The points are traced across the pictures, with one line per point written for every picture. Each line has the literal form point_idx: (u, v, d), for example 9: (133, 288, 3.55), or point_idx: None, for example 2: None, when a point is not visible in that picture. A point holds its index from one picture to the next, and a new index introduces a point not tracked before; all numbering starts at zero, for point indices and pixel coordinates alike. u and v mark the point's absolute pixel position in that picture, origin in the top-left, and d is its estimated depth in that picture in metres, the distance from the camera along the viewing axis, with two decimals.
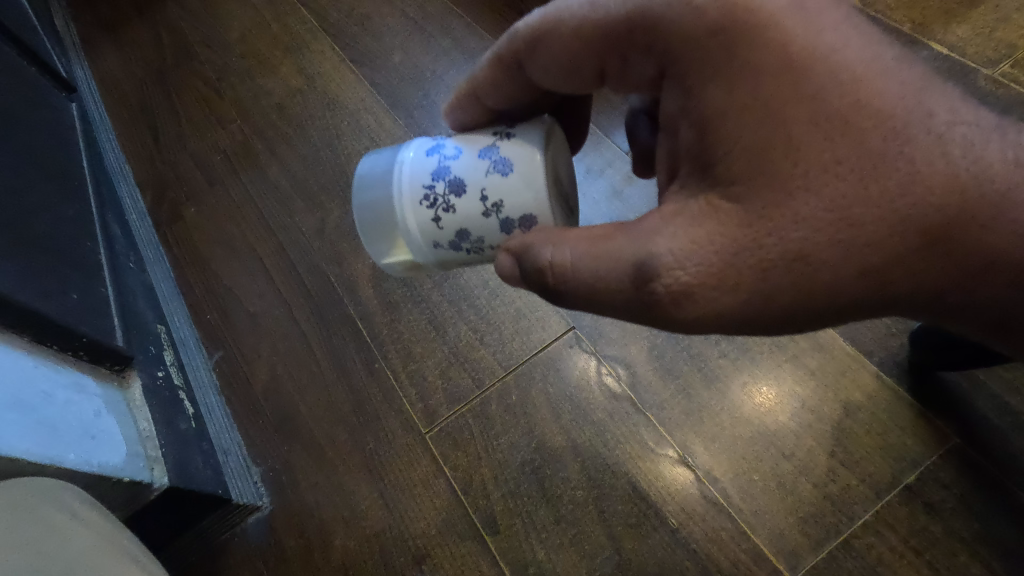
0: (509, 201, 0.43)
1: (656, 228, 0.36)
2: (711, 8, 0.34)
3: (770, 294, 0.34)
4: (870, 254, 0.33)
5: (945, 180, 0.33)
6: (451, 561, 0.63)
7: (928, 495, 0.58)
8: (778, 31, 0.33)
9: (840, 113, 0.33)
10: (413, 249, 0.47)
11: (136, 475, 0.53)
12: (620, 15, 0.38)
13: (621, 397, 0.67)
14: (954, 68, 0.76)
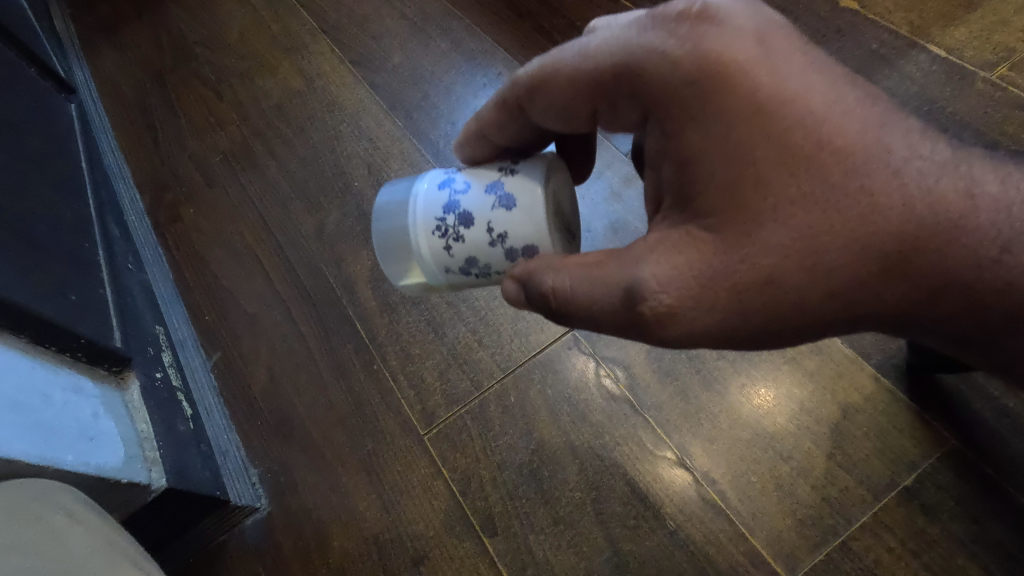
0: (514, 233, 0.46)
1: (640, 254, 0.39)
2: (686, 60, 0.37)
3: (744, 314, 0.38)
4: (834, 278, 0.37)
5: (902, 210, 0.36)
6: (450, 563, 0.63)
7: (926, 497, 0.58)
8: (747, 78, 0.36)
9: (804, 150, 0.36)
10: (426, 275, 0.49)
11: (134, 477, 0.52)
12: (609, 67, 0.40)
13: (621, 400, 0.67)
14: (951, 71, 0.76)
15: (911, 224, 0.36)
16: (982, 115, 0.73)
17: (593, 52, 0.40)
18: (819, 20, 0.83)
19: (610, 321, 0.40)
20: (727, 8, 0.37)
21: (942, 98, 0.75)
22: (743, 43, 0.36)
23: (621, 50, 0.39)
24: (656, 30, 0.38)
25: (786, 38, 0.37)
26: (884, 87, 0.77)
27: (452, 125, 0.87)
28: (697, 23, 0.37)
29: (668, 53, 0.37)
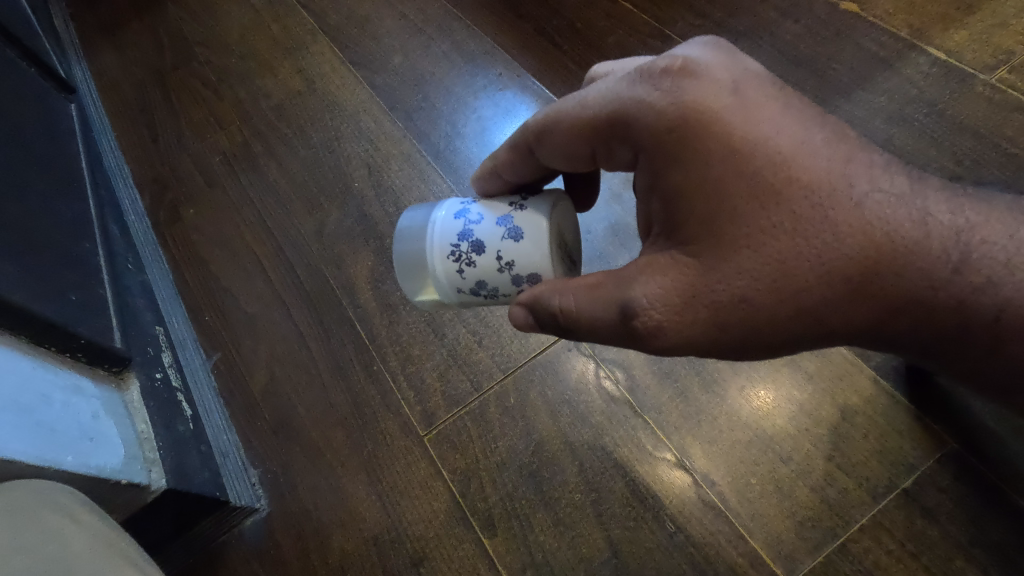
0: (521, 262, 0.51)
1: (630, 275, 0.43)
2: (670, 109, 0.41)
3: (723, 327, 0.41)
4: (804, 298, 0.40)
5: (861, 236, 0.39)
6: (449, 564, 0.63)
7: (925, 500, 0.59)
8: (721, 124, 0.40)
9: (775, 185, 0.39)
10: (438, 293, 0.54)
11: (134, 477, 0.53)
12: (605, 115, 0.44)
13: (621, 402, 0.67)
14: (951, 74, 0.76)
15: (872, 249, 0.39)
16: (981, 118, 0.73)
17: (590, 102, 0.45)
18: (818, 23, 0.84)
19: (609, 335, 0.44)
20: (706, 62, 0.42)
21: (942, 100, 0.75)
22: (719, 93, 0.40)
23: (614, 100, 0.43)
24: (643, 83, 0.43)
25: (759, 87, 0.41)
26: (883, 89, 0.78)
27: (452, 126, 0.87)
28: (678, 76, 0.41)
29: (654, 103, 0.42)
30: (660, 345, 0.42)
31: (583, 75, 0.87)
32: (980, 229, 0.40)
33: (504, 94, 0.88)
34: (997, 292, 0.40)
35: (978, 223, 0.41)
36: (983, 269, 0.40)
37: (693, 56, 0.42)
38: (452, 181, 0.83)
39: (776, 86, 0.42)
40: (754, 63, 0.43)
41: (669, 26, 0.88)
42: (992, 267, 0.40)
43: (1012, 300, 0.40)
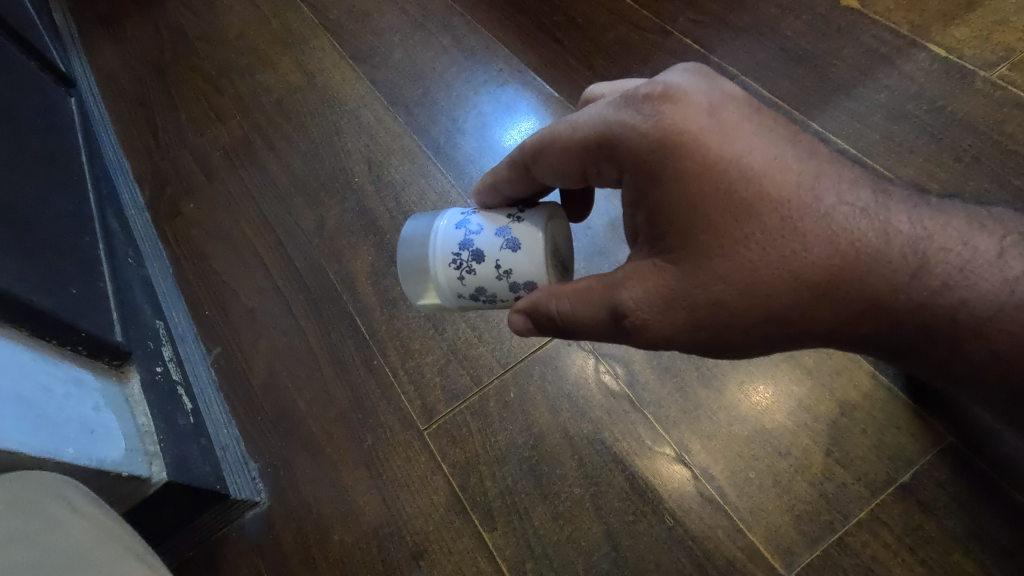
0: (519, 271, 0.52)
1: (617, 279, 0.44)
2: (652, 132, 0.42)
3: (700, 325, 0.43)
4: (774, 303, 0.41)
5: (826, 247, 0.40)
6: (449, 558, 0.63)
7: (923, 494, 0.59)
8: (698, 145, 0.41)
9: (747, 200, 0.40)
10: (441, 298, 0.55)
11: (136, 470, 0.53)
12: (593, 138, 0.45)
13: (620, 396, 0.67)
14: (952, 71, 0.76)
15: (838, 262, 0.40)
16: (981, 115, 0.74)
17: (579, 125, 0.45)
18: (819, 19, 0.84)
19: (602, 332, 0.46)
20: (685, 87, 0.43)
21: (942, 96, 0.75)
22: (697, 116, 0.41)
23: (601, 123, 0.44)
24: (627, 107, 0.43)
25: (734, 107, 0.42)
26: (883, 86, 0.78)
27: (452, 121, 0.87)
28: (659, 102, 0.42)
29: (637, 127, 0.42)
30: (646, 340, 0.44)
31: (583, 71, 0.87)
32: (936, 237, 0.40)
33: (505, 90, 0.88)
34: (954, 296, 0.39)
35: (935, 231, 0.40)
36: (938, 273, 0.40)
37: (673, 81, 0.43)
38: (452, 176, 0.83)
39: (752, 108, 0.43)
40: (731, 85, 0.44)
41: (670, 23, 0.88)
42: (947, 273, 0.40)
43: (968, 303, 0.39)
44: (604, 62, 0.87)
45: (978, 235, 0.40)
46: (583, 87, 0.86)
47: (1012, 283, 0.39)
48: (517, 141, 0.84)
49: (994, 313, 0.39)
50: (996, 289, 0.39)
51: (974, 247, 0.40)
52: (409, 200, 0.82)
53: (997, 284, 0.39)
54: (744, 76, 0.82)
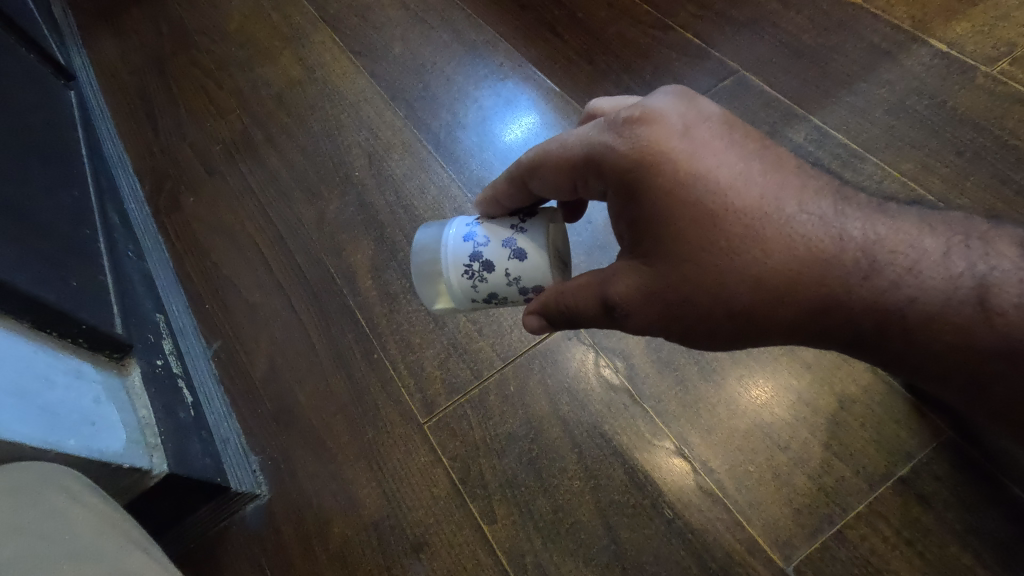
0: (528, 278, 0.53)
1: (606, 274, 0.46)
2: (628, 151, 0.43)
3: (673, 317, 0.45)
4: (736, 302, 0.43)
5: (784, 253, 0.41)
6: (448, 550, 0.63)
7: (921, 487, 0.59)
8: (668, 162, 0.42)
9: (714, 212, 0.42)
10: (455, 304, 0.56)
11: (136, 462, 0.53)
12: (580, 157, 0.46)
13: (620, 390, 0.67)
14: (952, 66, 0.76)
15: (800, 269, 0.41)
16: (982, 110, 0.74)
17: (566, 145, 0.47)
18: (820, 14, 0.84)
19: (596, 320, 0.48)
20: (662, 108, 0.44)
21: (943, 91, 0.75)
22: (672, 137, 0.43)
23: (585, 144, 0.45)
24: (608, 129, 0.45)
25: (708, 127, 0.43)
26: (884, 81, 0.78)
27: (453, 116, 0.87)
28: (637, 123, 0.43)
29: (617, 147, 0.44)
30: (633, 327, 0.47)
31: (584, 66, 0.87)
32: (887, 241, 0.41)
33: (505, 85, 0.88)
34: (903, 294, 0.40)
35: (886, 235, 0.41)
36: (888, 275, 0.41)
37: (651, 103, 0.44)
38: (453, 171, 0.83)
39: (724, 123, 0.44)
40: (710, 104, 0.44)
41: (670, 17, 0.88)
42: (895, 273, 0.41)
43: (916, 300, 0.40)
44: (605, 57, 0.87)
45: (926, 236, 0.41)
46: (583, 81, 0.86)
47: (957, 280, 0.40)
48: (518, 136, 0.84)
49: (941, 307, 0.40)
50: (940, 286, 0.40)
51: (922, 249, 0.41)
52: (410, 194, 0.82)
53: (939, 282, 0.40)
54: (745, 71, 0.82)
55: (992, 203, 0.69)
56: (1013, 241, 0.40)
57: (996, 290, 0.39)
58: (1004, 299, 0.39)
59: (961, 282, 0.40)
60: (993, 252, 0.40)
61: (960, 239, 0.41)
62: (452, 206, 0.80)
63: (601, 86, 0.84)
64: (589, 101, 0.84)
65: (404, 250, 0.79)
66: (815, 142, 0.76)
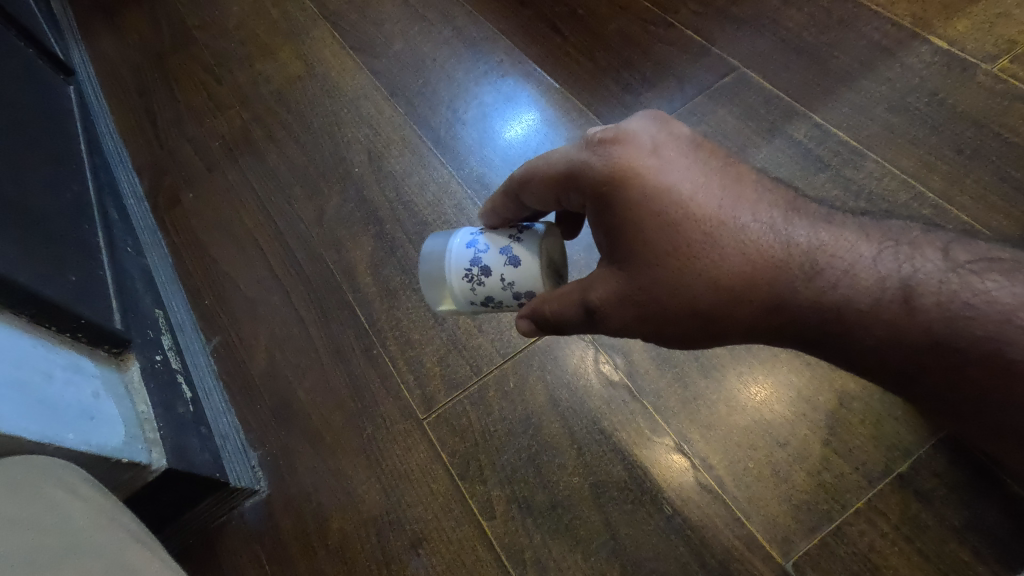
0: (522, 284, 0.52)
1: (586, 281, 0.46)
2: (601, 165, 0.44)
3: (645, 319, 0.45)
4: (699, 301, 0.43)
5: (738, 259, 0.42)
6: (447, 546, 0.63)
7: (919, 484, 0.59)
8: (636, 176, 0.43)
9: (676, 220, 0.42)
10: (456, 307, 0.56)
11: (135, 456, 0.53)
12: (560, 172, 0.46)
13: (620, 387, 0.67)
14: (953, 63, 0.76)
15: (750, 272, 0.42)
16: (982, 107, 0.73)
17: (549, 161, 0.47)
18: (821, 11, 0.84)
19: (577, 328, 0.48)
20: (635, 129, 0.45)
21: (943, 88, 0.75)
22: (641, 156, 0.44)
23: (564, 161, 0.46)
24: (585, 148, 0.45)
25: (676, 146, 0.44)
26: (885, 78, 0.78)
27: (452, 112, 0.87)
28: (610, 143, 0.44)
29: (591, 164, 0.45)
30: (612, 330, 0.47)
31: (585, 62, 0.87)
32: (827, 247, 0.42)
33: (505, 82, 0.88)
34: (840, 294, 0.42)
35: (828, 241, 0.42)
36: (828, 276, 0.42)
37: (624, 125, 0.45)
38: (453, 167, 0.83)
39: (692, 142, 0.45)
40: (681, 126, 0.46)
41: (671, 14, 0.88)
42: (835, 275, 0.42)
43: (850, 299, 0.41)
44: (605, 54, 0.87)
45: (862, 242, 0.42)
46: (583, 78, 0.85)
47: (884, 280, 0.41)
48: (518, 133, 0.84)
49: (872, 307, 0.41)
50: (870, 286, 0.41)
51: (858, 253, 0.42)
52: (409, 190, 0.82)
53: (870, 282, 0.41)
54: (745, 68, 0.82)
55: (991, 200, 0.69)
56: (936, 245, 0.42)
57: (920, 291, 0.40)
58: (927, 298, 0.40)
59: (888, 282, 0.41)
60: (917, 256, 0.41)
61: (891, 245, 0.42)
62: (452, 202, 0.80)
63: (601, 83, 0.84)
64: (589, 98, 0.84)
65: (404, 247, 0.78)
66: (815, 139, 0.76)
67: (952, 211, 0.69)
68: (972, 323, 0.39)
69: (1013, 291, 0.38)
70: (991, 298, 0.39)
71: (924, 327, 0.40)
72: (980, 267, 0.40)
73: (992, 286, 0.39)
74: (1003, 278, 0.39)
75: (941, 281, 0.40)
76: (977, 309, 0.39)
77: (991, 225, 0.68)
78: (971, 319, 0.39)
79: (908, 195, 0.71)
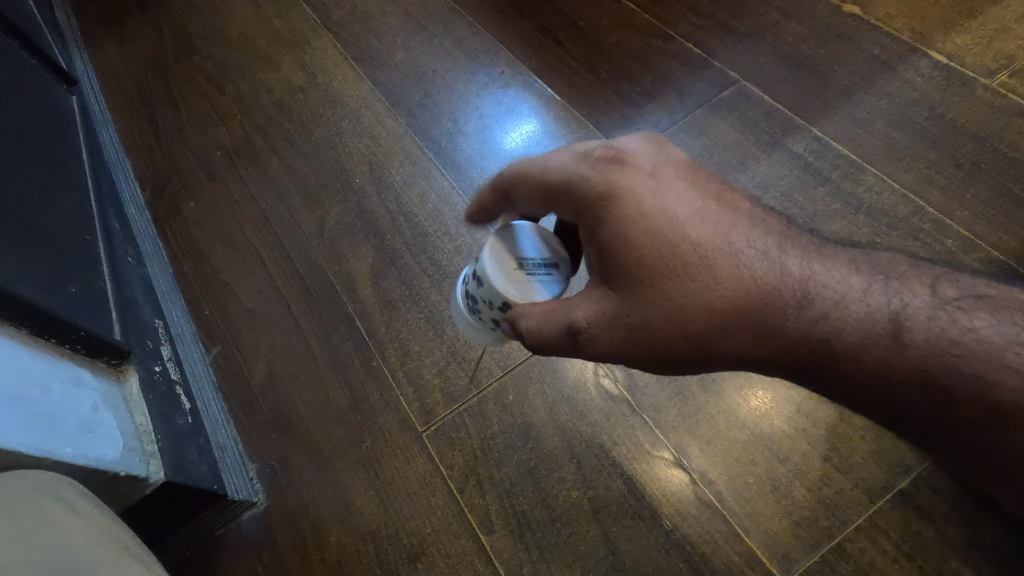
0: (495, 298, 0.48)
1: (572, 300, 0.45)
2: (598, 183, 0.44)
3: (634, 343, 0.44)
4: (690, 325, 0.43)
5: (732, 282, 0.42)
6: (445, 560, 0.63)
7: (920, 501, 0.59)
8: (634, 196, 0.43)
9: (671, 241, 0.42)
10: (488, 335, 0.55)
11: (133, 469, 0.52)
12: (558, 179, 0.46)
13: (620, 400, 0.67)
14: (952, 78, 0.77)
15: (743, 294, 0.42)
16: (981, 122, 0.74)
17: (545, 166, 0.46)
18: (820, 25, 0.84)
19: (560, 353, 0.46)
20: (634, 149, 0.45)
21: (942, 103, 0.76)
22: (639, 176, 0.44)
23: (563, 170, 0.45)
24: (583, 160, 0.45)
25: (673, 169, 0.45)
26: (885, 92, 0.78)
27: (453, 123, 0.87)
28: (611, 162, 0.44)
29: (590, 179, 0.44)
30: (597, 355, 0.46)
31: (585, 74, 0.87)
32: (818, 276, 0.42)
33: (506, 93, 0.88)
34: (831, 322, 0.42)
35: (820, 269, 0.42)
36: (819, 305, 0.42)
37: (624, 144, 0.45)
38: (453, 179, 0.83)
39: (690, 166, 0.45)
40: (679, 151, 0.46)
41: (671, 27, 0.88)
42: (826, 302, 0.42)
43: (845, 318, 0.41)
44: (605, 66, 0.87)
45: (852, 273, 0.42)
46: (584, 90, 0.86)
47: (875, 312, 0.41)
48: (517, 144, 0.84)
49: (863, 339, 0.41)
50: (861, 317, 0.41)
51: (849, 283, 0.42)
52: (410, 201, 0.82)
53: (859, 309, 0.41)
54: (745, 81, 0.82)
55: (992, 215, 0.69)
56: (924, 277, 0.42)
57: (909, 324, 0.40)
58: (916, 323, 0.40)
59: (879, 314, 0.41)
60: (906, 290, 0.41)
61: (880, 278, 0.42)
62: (452, 213, 0.80)
63: (602, 96, 0.85)
64: (589, 111, 0.84)
65: (404, 258, 0.78)
66: (815, 153, 0.76)
67: (952, 225, 0.69)
68: (959, 361, 0.39)
69: (1001, 330, 0.39)
70: (978, 334, 0.39)
71: (917, 352, 0.40)
72: (968, 301, 0.41)
73: (979, 325, 0.39)
74: (990, 314, 0.40)
75: (930, 317, 0.40)
76: (965, 345, 0.39)
77: (991, 240, 0.68)
78: (959, 357, 0.39)
79: (907, 210, 0.71)
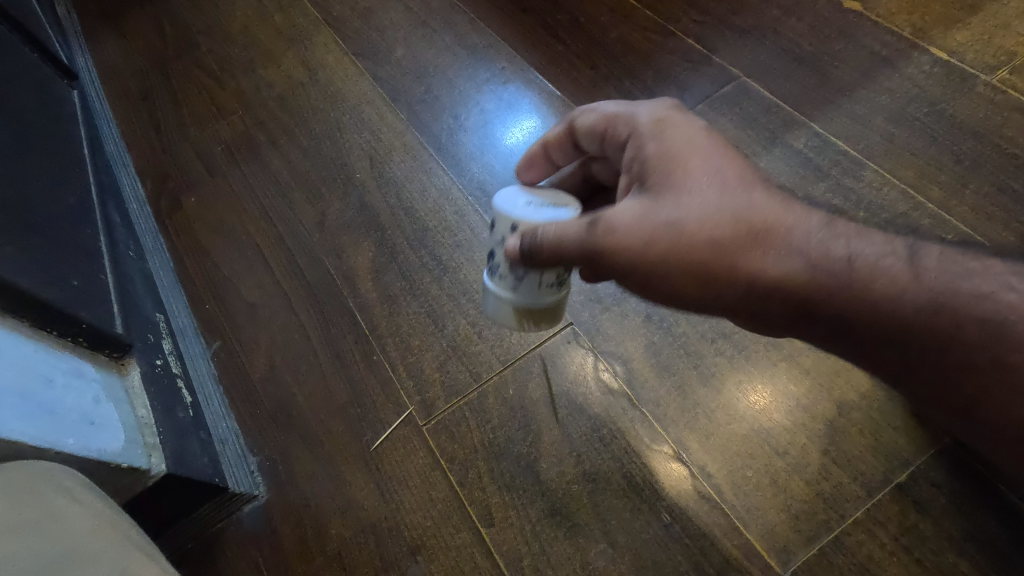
0: (504, 228, 0.47)
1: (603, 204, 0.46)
2: (657, 110, 0.50)
3: (659, 246, 0.45)
4: (717, 235, 0.45)
5: (760, 205, 0.45)
6: (445, 553, 0.63)
7: (918, 494, 0.59)
8: (686, 122, 0.48)
9: (713, 160, 0.46)
10: (517, 302, 0.50)
11: (135, 461, 0.53)
12: (620, 110, 0.52)
13: (619, 394, 0.67)
14: (951, 74, 0.77)
15: (771, 219, 0.45)
16: (981, 118, 0.74)
17: (612, 103, 0.53)
18: (820, 21, 0.84)
19: (577, 255, 0.45)
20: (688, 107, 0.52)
21: (942, 99, 0.76)
22: (692, 115, 0.50)
23: (625, 105, 0.52)
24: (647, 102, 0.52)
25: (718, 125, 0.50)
26: (884, 89, 0.78)
27: (454, 118, 0.87)
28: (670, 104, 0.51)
29: (651, 108, 0.50)
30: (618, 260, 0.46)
31: (586, 70, 0.87)
32: None
33: (506, 88, 0.88)
34: None
35: None
36: None
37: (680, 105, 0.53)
38: (453, 173, 0.83)
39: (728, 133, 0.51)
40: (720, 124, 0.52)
41: (672, 23, 0.89)
42: None
43: None
44: (606, 62, 0.87)
45: None
46: (585, 85, 0.86)
47: None
48: (517, 139, 0.84)
49: None
50: None
51: None
52: (410, 196, 0.82)
53: None
54: (745, 77, 0.83)
55: (991, 211, 0.69)
56: None
57: None
58: None
59: None
60: None
61: None
62: (452, 208, 0.80)
63: (602, 92, 0.85)
64: (590, 106, 0.84)
65: (404, 253, 0.79)
66: (815, 148, 0.76)
67: (952, 221, 0.69)
68: None
69: None
70: None
71: None
72: None
73: None
74: None
75: None
76: None
77: (991, 236, 0.68)
78: None
79: (907, 205, 0.71)
